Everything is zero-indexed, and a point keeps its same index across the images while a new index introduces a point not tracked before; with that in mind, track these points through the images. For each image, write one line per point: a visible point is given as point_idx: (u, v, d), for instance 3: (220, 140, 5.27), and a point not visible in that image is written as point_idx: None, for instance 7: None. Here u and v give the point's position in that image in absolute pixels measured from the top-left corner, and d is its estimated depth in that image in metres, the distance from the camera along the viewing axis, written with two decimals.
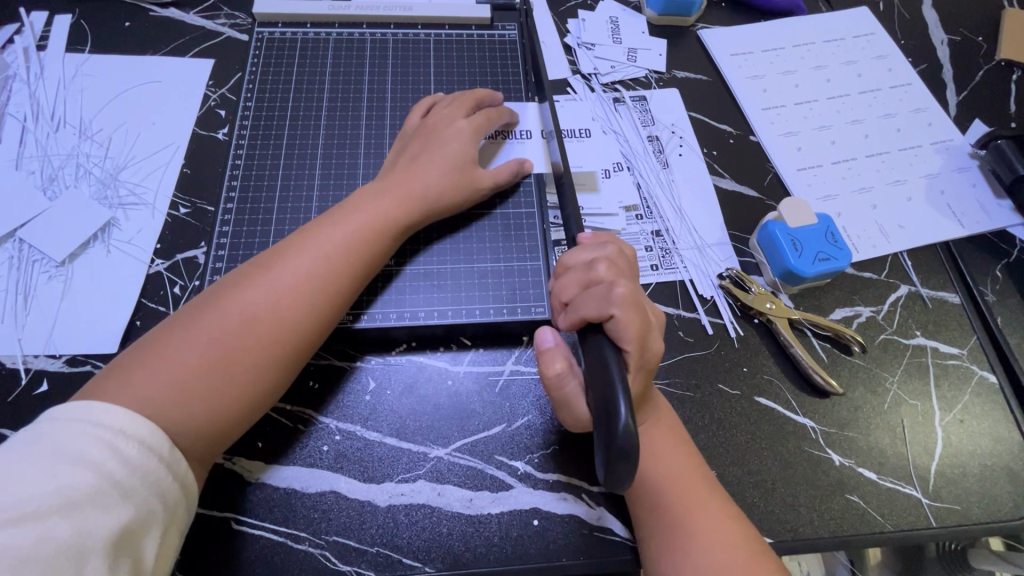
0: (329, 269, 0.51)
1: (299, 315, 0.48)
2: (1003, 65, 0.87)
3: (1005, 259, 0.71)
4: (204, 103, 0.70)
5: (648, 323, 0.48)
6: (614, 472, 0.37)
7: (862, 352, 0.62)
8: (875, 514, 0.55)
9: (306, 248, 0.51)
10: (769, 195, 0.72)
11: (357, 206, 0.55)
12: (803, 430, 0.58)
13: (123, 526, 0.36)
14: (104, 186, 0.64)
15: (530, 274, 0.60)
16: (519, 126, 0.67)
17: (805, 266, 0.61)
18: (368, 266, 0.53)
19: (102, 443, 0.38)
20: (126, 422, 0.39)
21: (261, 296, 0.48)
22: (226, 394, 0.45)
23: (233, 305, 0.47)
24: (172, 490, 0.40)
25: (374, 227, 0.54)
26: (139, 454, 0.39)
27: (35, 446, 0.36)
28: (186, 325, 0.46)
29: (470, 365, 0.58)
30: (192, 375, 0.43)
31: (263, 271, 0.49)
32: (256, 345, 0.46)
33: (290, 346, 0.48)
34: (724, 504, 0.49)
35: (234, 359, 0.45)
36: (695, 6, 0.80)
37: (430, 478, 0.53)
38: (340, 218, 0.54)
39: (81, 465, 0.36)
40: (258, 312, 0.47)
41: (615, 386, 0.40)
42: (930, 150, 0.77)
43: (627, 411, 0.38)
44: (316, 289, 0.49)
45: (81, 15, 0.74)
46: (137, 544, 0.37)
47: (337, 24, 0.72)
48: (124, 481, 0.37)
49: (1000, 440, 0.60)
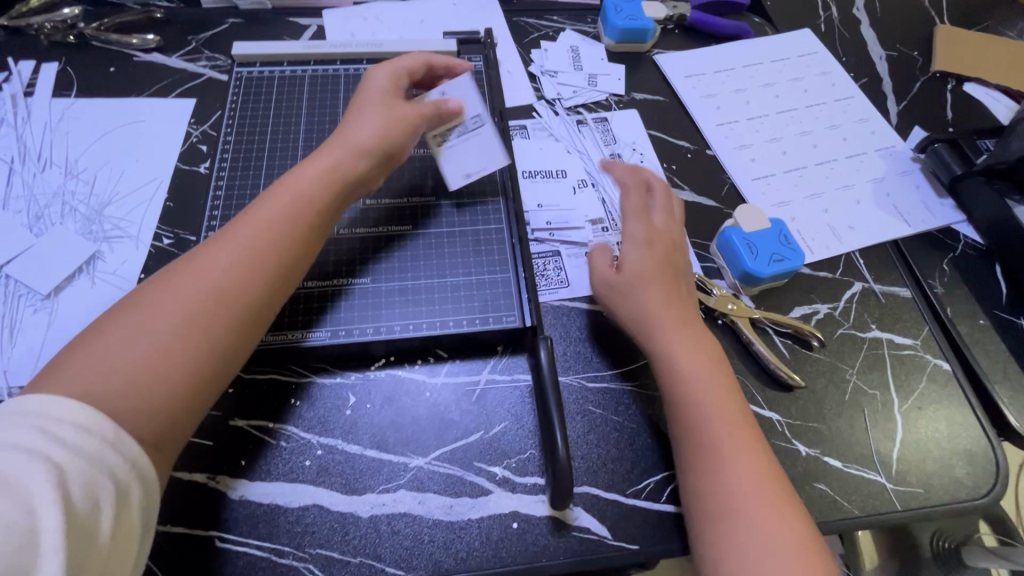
0: (258, 241, 0.51)
1: (239, 287, 0.49)
2: (938, 76, 0.94)
3: (951, 253, 0.75)
4: (186, 140, 0.73)
5: (649, 214, 0.65)
6: (556, 486, 0.49)
7: (820, 347, 0.65)
8: (843, 501, 0.57)
9: (249, 217, 0.52)
10: (727, 204, 0.76)
11: (298, 173, 0.56)
12: (769, 424, 0.60)
13: (66, 509, 0.35)
14: (88, 221, 0.66)
15: (500, 285, 0.63)
16: (470, 113, 0.64)
17: (762, 268, 0.65)
18: (304, 238, 0.53)
19: (37, 431, 0.37)
20: (57, 408, 0.38)
21: (193, 281, 0.48)
22: (169, 375, 0.44)
23: (174, 283, 0.47)
24: (120, 470, 0.39)
25: (307, 199, 0.54)
26: (79, 437, 0.38)
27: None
28: (111, 321, 0.45)
29: (446, 376, 0.60)
30: (137, 353, 0.43)
31: (202, 251, 0.50)
32: (195, 319, 0.46)
33: (229, 321, 0.48)
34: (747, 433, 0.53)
35: (182, 331, 0.45)
36: (648, 34, 0.87)
37: (410, 488, 0.54)
38: (278, 188, 0.55)
39: (16, 454, 0.36)
40: (202, 283, 0.48)
41: (555, 426, 0.51)
42: (875, 156, 0.82)
43: (562, 442, 0.50)
44: (257, 250, 0.50)
45: (67, 62, 0.78)
46: (89, 524, 0.36)
47: (312, 62, 0.76)
48: (64, 464, 0.36)
49: (957, 424, 0.63)
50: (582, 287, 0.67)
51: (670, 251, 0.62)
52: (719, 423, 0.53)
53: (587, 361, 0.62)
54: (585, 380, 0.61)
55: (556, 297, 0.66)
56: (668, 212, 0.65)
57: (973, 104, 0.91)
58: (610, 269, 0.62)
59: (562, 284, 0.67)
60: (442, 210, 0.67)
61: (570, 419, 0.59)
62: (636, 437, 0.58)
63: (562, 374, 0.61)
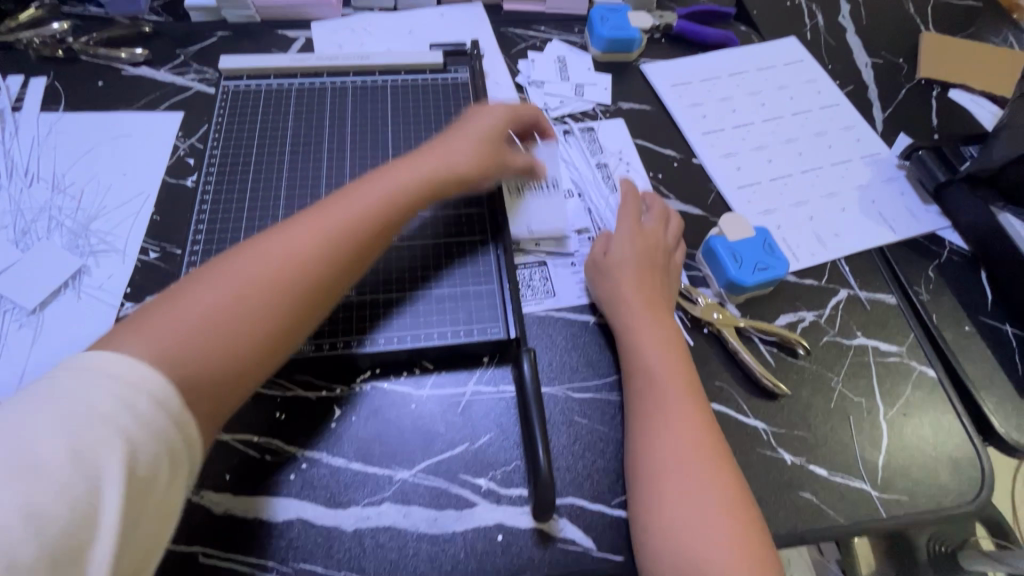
0: (344, 228, 0.54)
1: (320, 272, 0.52)
2: (923, 83, 0.95)
3: (935, 259, 0.75)
4: (174, 153, 0.73)
5: (642, 217, 0.69)
6: (539, 497, 0.51)
7: (806, 354, 0.66)
8: (829, 510, 0.57)
9: (343, 205, 0.56)
10: (712, 213, 0.76)
11: (392, 170, 0.60)
12: (754, 433, 0.61)
13: (131, 478, 0.37)
14: (75, 236, 0.66)
15: (485, 296, 0.63)
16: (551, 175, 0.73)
17: (746, 277, 0.65)
18: (380, 233, 0.56)
19: (117, 396, 0.38)
20: (139, 366, 0.40)
21: (284, 255, 0.51)
22: (241, 343, 0.47)
23: (265, 255, 0.51)
24: (179, 449, 0.40)
25: (390, 196, 0.58)
26: (150, 408, 0.39)
27: (53, 399, 0.38)
28: (203, 278, 0.49)
29: (432, 388, 0.60)
30: (221, 315, 0.47)
31: (297, 229, 0.54)
32: (277, 295, 0.49)
33: (298, 304, 0.50)
34: (714, 457, 0.53)
35: (259, 305, 0.48)
36: (634, 44, 0.87)
37: (394, 500, 0.54)
38: (374, 181, 0.59)
39: (94, 418, 0.37)
40: (287, 260, 0.51)
41: (537, 442, 0.53)
42: (860, 163, 0.83)
43: (544, 459, 0.52)
44: (343, 239, 0.54)
45: (55, 77, 0.78)
46: (145, 494, 0.38)
47: (298, 75, 0.77)
48: (133, 435, 0.37)
49: (943, 431, 0.63)
50: (568, 297, 0.67)
51: (662, 254, 0.66)
52: (685, 445, 0.53)
53: (572, 372, 0.62)
54: (571, 391, 0.61)
55: (541, 307, 0.66)
56: (662, 219, 0.69)
57: (958, 110, 0.92)
58: (600, 253, 0.66)
59: (548, 294, 0.67)
60: (425, 220, 0.67)
61: (555, 430, 0.59)
62: (621, 448, 0.58)
63: (546, 384, 0.61)
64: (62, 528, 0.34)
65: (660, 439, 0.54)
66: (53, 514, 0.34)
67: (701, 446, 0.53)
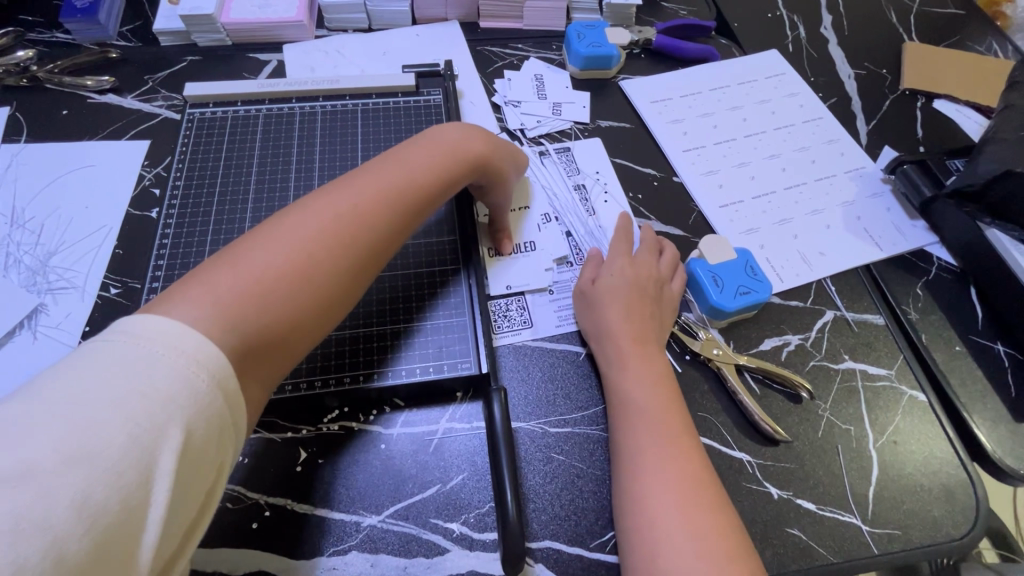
0: (383, 198, 0.53)
1: (364, 243, 0.50)
2: (907, 94, 0.93)
3: (924, 277, 0.73)
4: (139, 184, 0.71)
5: (634, 251, 0.67)
6: (508, 545, 0.49)
7: (805, 392, 0.62)
8: (817, 547, 0.55)
9: (380, 176, 0.54)
10: (694, 233, 0.74)
11: (427, 146, 0.59)
12: (739, 466, 0.58)
13: (183, 460, 0.35)
14: (33, 273, 0.64)
15: (457, 329, 0.62)
16: (545, 214, 0.73)
17: (727, 302, 0.63)
18: (416, 213, 0.56)
19: (173, 374, 0.36)
20: (190, 345, 0.37)
21: (325, 220, 0.49)
22: (293, 314, 0.45)
23: (308, 220, 0.48)
24: (228, 428, 0.38)
25: (423, 177, 0.57)
26: (207, 388, 0.37)
27: (101, 371, 0.35)
28: (257, 239, 0.46)
29: (403, 427, 0.57)
30: (272, 284, 0.44)
31: (337, 193, 0.51)
32: (326, 265, 0.47)
33: (350, 272, 0.49)
34: (706, 501, 0.50)
35: (309, 273, 0.46)
36: (613, 60, 0.86)
37: (362, 549, 0.51)
38: (407, 154, 0.57)
39: (148, 396, 0.34)
40: (333, 227, 0.49)
41: (506, 485, 0.51)
42: (845, 178, 0.81)
43: (512, 502, 0.50)
44: (385, 211, 0.53)
45: (18, 107, 0.76)
46: (194, 473, 0.36)
47: (267, 101, 0.75)
48: (188, 415, 0.35)
49: (935, 458, 0.61)
50: (546, 327, 0.65)
51: (656, 287, 0.64)
52: (670, 489, 0.50)
53: (549, 406, 0.60)
54: (548, 426, 0.59)
55: (517, 339, 0.64)
56: (654, 250, 0.67)
57: (943, 122, 0.90)
58: (588, 281, 0.64)
59: (524, 324, 0.65)
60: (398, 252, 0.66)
61: (531, 468, 0.56)
62: (600, 485, 0.56)
63: (518, 420, 0.59)
64: (115, 515, 0.32)
65: (645, 480, 0.51)
66: (106, 500, 0.32)
67: (696, 479, 0.51)
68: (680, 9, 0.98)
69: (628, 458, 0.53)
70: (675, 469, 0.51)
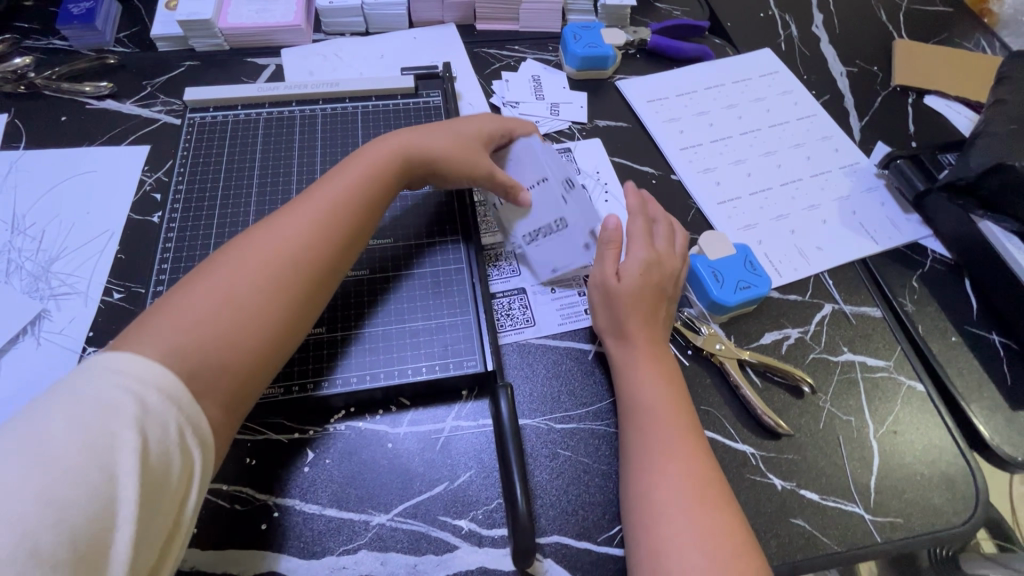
0: (321, 219, 0.55)
1: (305, 263, 0.52)
2: (899, 90, 0.94)
3: (919, 269, 0.75)
4: (140, 189, 0.71)
5: (653, 236, 0.66)
6: (517, 537, 0.49)
7: (807, 386, 0.63)
8: (822, 537, 0.56)
9: (318, 198, 0.56)
10: (693, 230, 0.75)
11: (366, 163, 0.61)
12: (742, 458, 0.59)
13: (144, 465, 0.38)
14: (35, 279, 0.64)
15: (461, 328, 0.62)
16: (564, 177, 0.65)
17: (728, 297, 0.64)
18: (360, 226, 0.57)
19: (125, 392, 0.39)
20: (140, 373, 0.40)
21: (265, 249, 0.51)
22: (241, 338, 0.47)
23: (247, 252, 0.51)
24: (189, 437, 0.41)
25: (364, 193, 0.59)
26: (159, 403, 0.40)
27: (72, 394, 0.39)
28: (199, 277, 0.49)
29: (409, 426, 0.58)
30: (214, 315, 0.47)
31: (275, 222, 0.54)
32: (268, 289, 0.50)
33: (294, 291, 0.51)
34: (712, 499, 0.50)
35: (250, 300, 0.49)
36: (609, 60, 0.87)
37: (371, 548, 0.52)
38: (346, 174, 0.59)
39: (105, 412, 0.38)
40: (270, 254, 0.51)
41: (515, 481, 0.52)
42: (839, 174, 0.82)
43: (521, 496, 0.51)
44: (325, 231, 0.54)
45: (16, 114, 0.76)
46: (162, 477, 0.39)
47: (267, 104, 0.75)
48: (144, 425, 0.38)
49: (934, 447, 0.62)
50: (549, 326, 0.65)
51: (670, 278, 0.63)
52: (678, 488, 0.51)
53: (554, 402, 0.60)
54: (553, 422, 0.59)
55: (521, 337, 0.64)
56: (671, 236, 0.66)
57: (933, 117, 0.92)
58: (612, 277, 0.62)
59: (527, 322, 0.65)
60: (401, 251, 0.66)
61: (537, 464, 0.57)
62: (607, 480, 0.56)
63: (526, 417, 0.60)
64: (86, 514, 0.35)
65: (654, 480, 0.51)
66: (75, 503, 0.35)
67: (701, 478, 0.51)
68: (674, 10, 0.99)
69: (637, 456, 0.53)
70: (682, 469, 0.52)
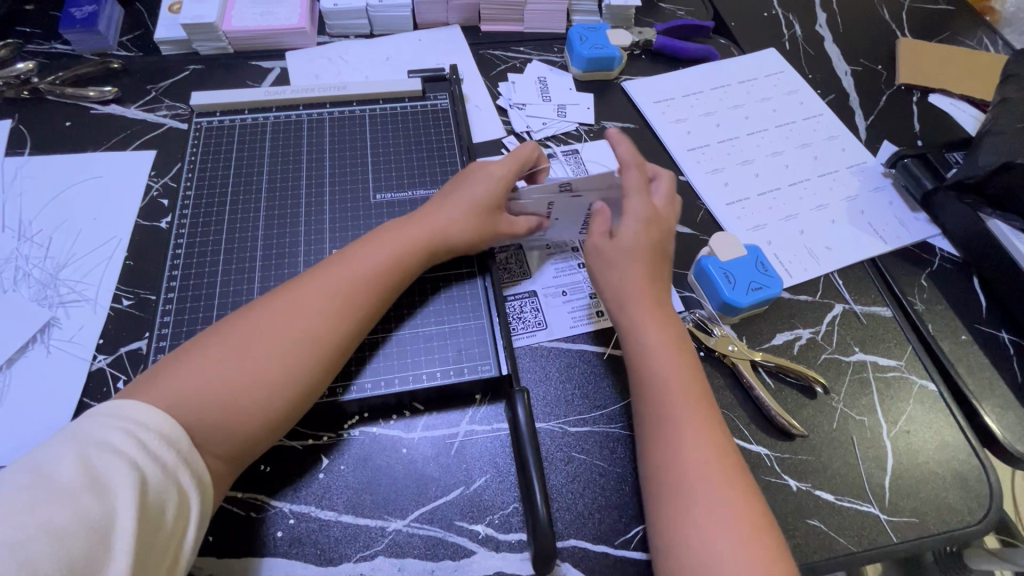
0: (340, 288, 0.54)
1: (317, 334, 0.52)
2: (903, 89, 0.95)
3: (928, 268, 0.75)
4: (147, 194, 0.71)
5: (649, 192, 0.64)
6: (538, 540, 0.49)
7: (820, 386, 0.63)
8: (838, 538, 0.56)
9: (342, 266, 0.56)
10: (702, 231, 0.75)
11: (387, 235, 0.59)
12: (757, 459, 0.59)
13: (142, 493, 0.39)
14: (43, 286, 0.64)
15: (473, 332, 0.62)
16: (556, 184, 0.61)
17: (740, 298, 0.64)
18: (375, 300, 0.56)
19: (123, 433, 0.41)
20: (144, 426, 0.42)
21: (284, 318, 0.51)
22: (244, 409, 0.47)
23: (264, 319, 0.51)
24: (184, 475, 0.42)
25: (382, 264, 0.57)
26: (159, 446, 0.41)
27: (73, 435, 0.40)
28: (216, 337, 0.50)
29: (424, 430, 0.58)
30: (221, 383, 0.47)
31: (296, 288, 0.54)
32: (277, 360, 0.49)
33: (303, 364, 0.50)
34: (737, 487, 0.50)
35: (258, 372, 0.48)
36: (615, 62, 0.87)
37: (387, 554, 0.52)
38: (373, 242, 0.58)
39: (104, 450, 0.40)
40: (287, 324, 0.51)
41: (533, 484, 0.51)
42: (847, 173, 0.82)
43: (540, 498, 0.51)
44: (340, 304, 0.53)
45: (20, 120, 0.76)
46: (158, 506, 0.39)
47: (273, 108, 0.75)
48: (141, 462, 0.40)
49: (947, 445, 0.62)
50: (561, 328, 0.65)
51: (663, 240, 0.62)
52: (703, 479, 0.49)
53: (569, 405, 0.60)
54: (567, 425, 0.59)
55: (533, 340, 0.64)
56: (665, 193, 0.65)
57: (938, 116, 0.92)
58: (604, 238, 0.61)
59: (539, 325, 0.65)
60: None
61: (553, 468, 0.57)
62: (622, 483, 0.56)
63: (541, 420, 0.59)
64: (82, 536, 0.35)
65: (680, 471, 0.50)
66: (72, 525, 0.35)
67: (719, 464, 0.50)
68: (678, 10, 0.99)
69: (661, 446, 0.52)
70: (704, 458, 0.50)
